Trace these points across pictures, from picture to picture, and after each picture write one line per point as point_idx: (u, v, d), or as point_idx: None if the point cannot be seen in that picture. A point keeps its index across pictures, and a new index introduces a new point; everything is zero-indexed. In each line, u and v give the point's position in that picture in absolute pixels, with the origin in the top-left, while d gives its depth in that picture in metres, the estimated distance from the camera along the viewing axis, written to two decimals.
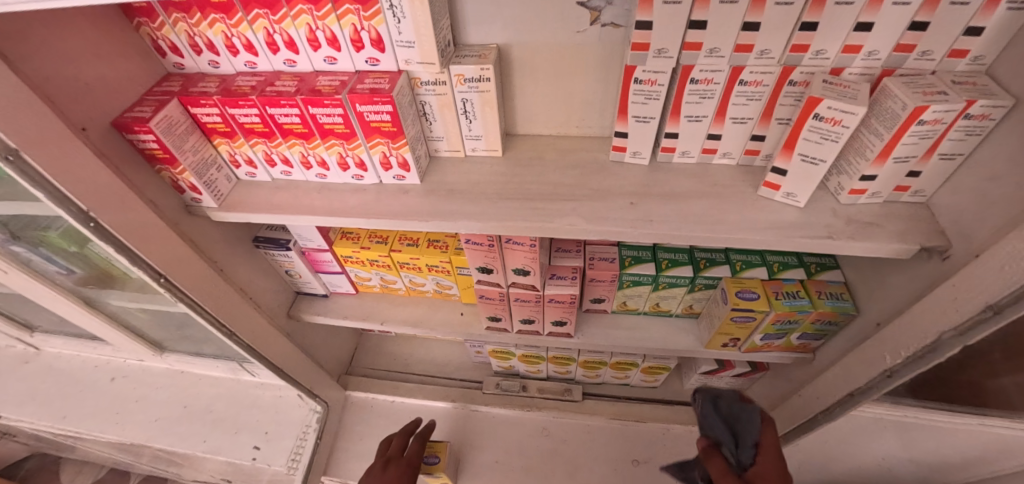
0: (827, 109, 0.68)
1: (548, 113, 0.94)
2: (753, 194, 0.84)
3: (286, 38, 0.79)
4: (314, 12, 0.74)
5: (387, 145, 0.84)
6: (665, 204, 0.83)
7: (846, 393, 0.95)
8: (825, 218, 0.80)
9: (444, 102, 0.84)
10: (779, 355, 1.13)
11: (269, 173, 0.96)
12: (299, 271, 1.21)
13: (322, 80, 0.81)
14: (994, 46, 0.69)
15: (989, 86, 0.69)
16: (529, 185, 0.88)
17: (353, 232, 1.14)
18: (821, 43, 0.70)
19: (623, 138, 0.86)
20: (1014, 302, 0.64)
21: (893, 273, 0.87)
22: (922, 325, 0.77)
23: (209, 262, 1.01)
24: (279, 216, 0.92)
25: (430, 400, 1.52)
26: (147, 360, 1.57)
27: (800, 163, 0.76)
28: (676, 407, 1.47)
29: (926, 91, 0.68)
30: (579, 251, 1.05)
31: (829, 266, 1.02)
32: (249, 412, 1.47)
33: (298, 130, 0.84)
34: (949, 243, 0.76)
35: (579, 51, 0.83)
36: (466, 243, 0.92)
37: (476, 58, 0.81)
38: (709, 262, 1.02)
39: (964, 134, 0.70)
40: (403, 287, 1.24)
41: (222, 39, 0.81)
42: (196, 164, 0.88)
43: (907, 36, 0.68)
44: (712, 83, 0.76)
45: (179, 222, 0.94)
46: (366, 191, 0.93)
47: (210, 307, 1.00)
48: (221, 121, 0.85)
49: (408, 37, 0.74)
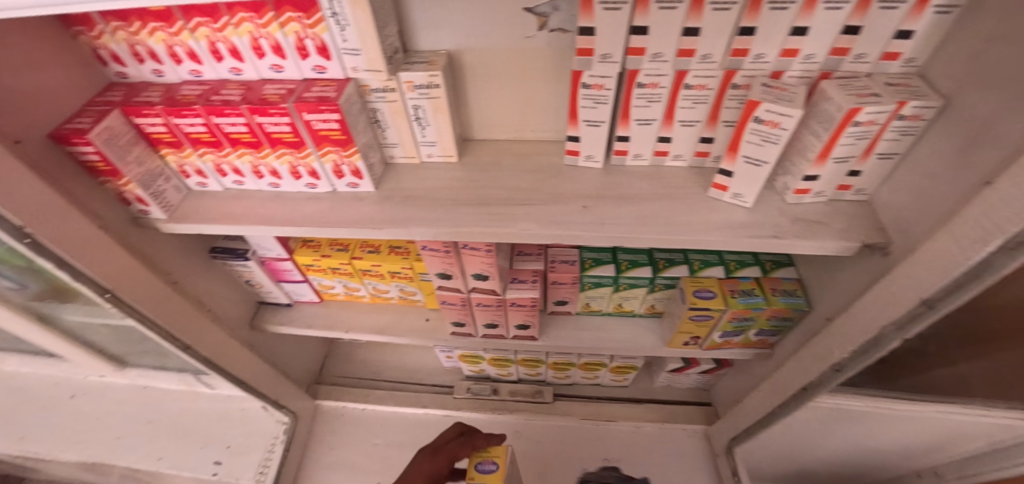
0: (766, 112, 0.69)
1: (503, 118, 0.94)
2: (703, 196, 0.85)
3: (230, 47, 0.77)
4: (255, 20, 0.72)
5: (338, 154, 0.83)
6: (618, 207, 0.84)
7: (801, 387, 0.98)
8: (773, 218, 0.82)
9: (395, 109, 0.83)
10: (740, 351, 1.15)
11: (221, 183, 0.93)
12: (260, 281, 1.19)
13: (268, 88, 0.80)
14: (924, 49, 0.71)
15: (920, 87, 0.72)
16: (483, 190, 0.88)
17: (314, 240, 1.13)
18: (760, 47, 0.71)
19: (576, 142, 0.86)
20: (946, 296, 0.66)
21: (840, 269, 0.90)
22: (866, 320, 0.79)
23: (162, 275, 0.99)
24: (231, 226, 0.90)
25: (401, 407, 1.51)
26: (108, 376, 1.52)
27: (745, 164, 0.77)
28: (646, 406, 1.48)
29: (860, 93, 0.70)
30: (540, 254, 1.06)
31: (784, 264, 1.04)
32: (215, 426, 1.44)
33: (246, 139, 0.83)
34: (889, 240, 0.78)
35: (529, 56, 0.84)
36: (423, 250, 0.92)
37: (425, 65, 0.80)
38: (668, 262, 1.03)
39: (898, 134, 0.73)
40: (367, 294, 1.23)
41: (164, 48, 0.79)
42: (142, 176, 0.86)
43: (841, 40, 0.70)
44: (659, 86, 0.76)
45: (127, 234, 0.91)
46: (320, 199, 0.92)
47: (162, 321, 0.99)
48: (166, 131, 0.83)
49: (353, 45, 0.73)
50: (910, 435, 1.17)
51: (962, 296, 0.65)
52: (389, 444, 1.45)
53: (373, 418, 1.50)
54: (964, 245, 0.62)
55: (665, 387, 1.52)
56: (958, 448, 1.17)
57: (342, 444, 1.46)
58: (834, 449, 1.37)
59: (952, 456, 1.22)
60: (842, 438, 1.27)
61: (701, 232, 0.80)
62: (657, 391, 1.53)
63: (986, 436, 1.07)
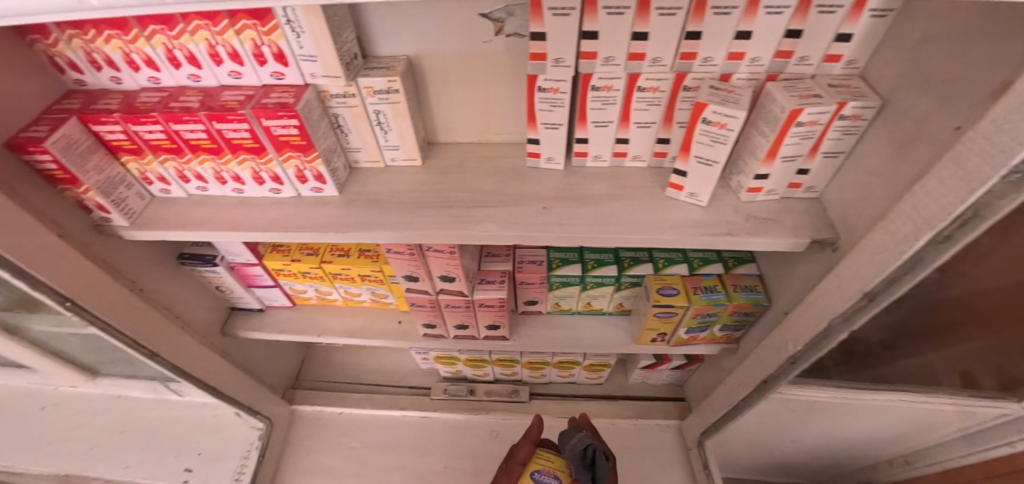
0: (713, 114, 0.72)
1: (466, 121, 0.96)
2: (661, 195, 0.88)
3: (187, 54, 0.77)
4: (211, 28, 0.73)
5: (300, 159, 0.84)
6: (577, 207, 0.85)
7: (761, 380, 1.01)
8: (726, 216, 0.85)
9: (356, 114, 0.84)
10: (706, 346, 1.18)
11: (184, 189, 0.93)
12: (230, 287, 1.19)
13: (227, 95, 0.80)
14: (864, 51, 0.74)
15: (861, 88, 0.74)
16: (447, 192, 0.89)
17: (283, 244, 1.12)
18: (707, 50, 0.73)
19: (536, 145, 0.88)
20: (885, 289, 0.69)
21: (796, 264, 0.92)
22: (817, 313, 0.82)
23: (127, 282, 0.99)
24: (194, 233, 0.90)
25: (378, 409, 1.51)
26: (80, 386, 1.50)
27: (698, 164, 0.80)
28: (621, 403, 1.50)
29: (803, 94, 0.73)
30: (508, 255, 1.07)
31: (746, 260, 1.06)
32: (190, 434, 1.43)
33: (207, 145, 0.83)
34: (838, 236, 0.81)
35: (488, 60, 0.85)
36: (388, 253, 0.94)
37: (384, 70, 0.81)
38: (633, 261, 1.05)
39: (841, 133, 0.75)
40: (339, 298, 1.24)
41: (121, 55, 0.78)
42: (102, 184, 0.85)
43: (784, 43, 0.72)
44: (613, 89, 0.78)
45: (88, 242, 0.90)
46: (285, 204, 0.92)
47: (126, 328, 0.98)
48: (125, 139, 0.83)
49: (310, 51, 0.74)
50: (874, 424, 1.20)
51: (899, 289, 0.68)
52: (367, 447, 1.46)
53: (350, 421, 1.51)
54: (899, 239, 0.64)
55: (639, 384, 1.55)
56: (917, 436, 1.21)
57: (319, 448, 1.46)
58: (802, 440, 1.41)
59: (912, 445, 1.26)
60: (810, 428, 1.30)
61: (657, 230, 0.82)
62: (632, 387, 1.55)
63: (941, 424, 1.11)
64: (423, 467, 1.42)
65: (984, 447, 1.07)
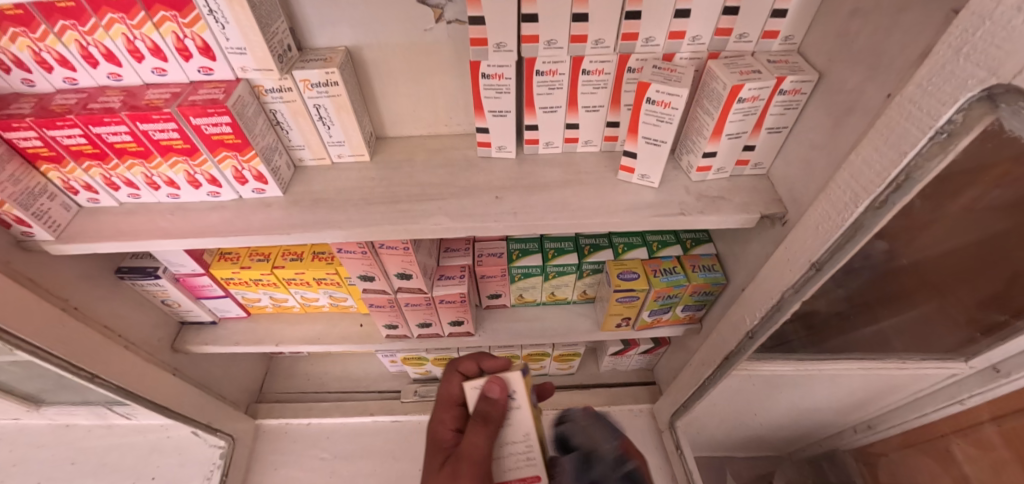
0: (657, 93, 0.72)
1: (414, 114, 0.93)
2: (613, 179, 0.87)
3: (104, 51, 0.72)
4: (127, 21, 0.68)
5: (236, 159, 0.79)
6: (529, 196, 0.84)
7: (724, 357, 1.02)
8: (678, 196, 0.85)
9: (295, 109, 0.81)
10: (671, 329, 1.19)
11: (114, 197, 0.87)
12: (177, 300, 1.12)
13: (151, 93, 0.75)
14: (800, 27, 0.75)
15: (798, 62, 0.75)
16: (396, 187, 0.87)
17: (232, 251, 1.06)
18: (648, 31, 0.73)
19: (486, 134, 0.86)
20: (831, 258, 0.70)
21: (749, 241, 0.94)
22: (769, 287, 0.83)
23: (57, 301, 0.91)
24: (127, 243, 0.84)
25: (347, 416, 1.47)
26: (22, 418, 1.39)
27: (646, 145, 0.80)
28: (592, 391, 1.51)
29: (743, 70, 0.73)
30: (468, 249, 1.06)
31: (703, 240, 1.08)
32: (149, 459, 1.36)
33: (133, 149, 0.78)
34: (786, 210, 0.82)
35: (431, 49, 0.83)
36: (339, 252, 0.91)
37: (322, 62, 0.78)
38: (593, 248, 1.06)
39: (783, 108, 0.77)
40: (296, 304, 1.19)
41: (30, 55, 0.72)
42: (19, 195, 0.77)
43: (723, 21, 0.73)
44: (557, 74, 0.77)
45: (9, 260, 0.83)
46: (224, 208, 0.88)
47: (59, 351, 0.91)
48: (42, 146, 0.76)
49: (237, 43, 0.70)
50: (837, 394, 1.24)
51: (844, 256, 0.69)
52: (336, 457, 1.41)
53: (318, 431, 1.46)
54: (840, 208, 0.66)
55: (610, 371, 1.56)
56: (872, 403, 1.25)
57: (286, 462, 1.41)
58: (768, 414, 1.44)
59: (868, 412, 1.31)
60: (778, 401, 1.34)
61: (610, 214, 0.82)
62: (602, 375, 1.56)
63: (900, 389, 1.15)
64: (397, 472, 1.38)
65: (930, 409, 1.12)
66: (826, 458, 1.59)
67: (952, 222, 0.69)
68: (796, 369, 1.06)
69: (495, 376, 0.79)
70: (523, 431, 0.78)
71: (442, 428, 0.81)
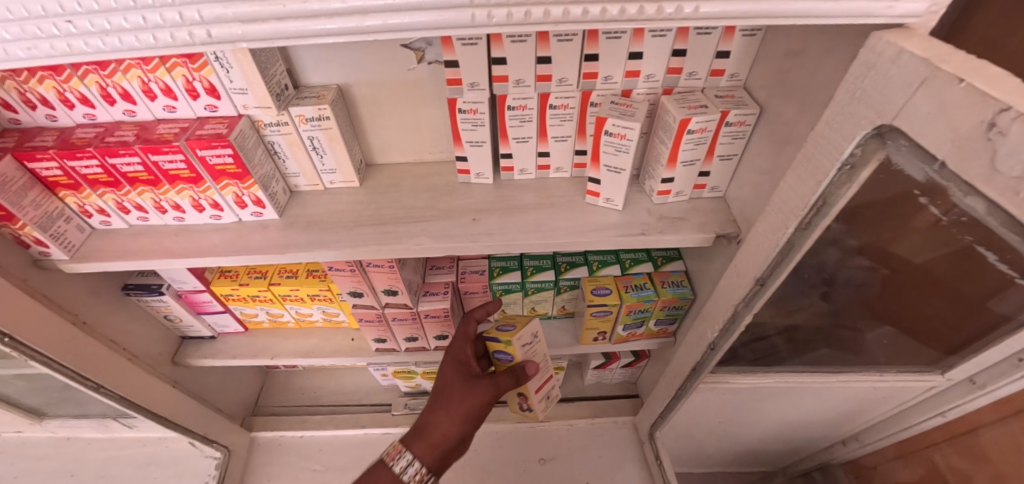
0: (613, 126, 0.80)
1: (400, 143, 1.02)
2: (582, 202, 0.95)
3: (121, 91, 0.80)
4: (143, 66, 0.77)
5: (237, 186, 0.88)
6: (504, 218, 0.92)
7: (691, 367, 1.09)
8: (641, 217, 0.93)
9: (291, 141, 0.89)
10: (646, 342, 1.25)
11: (125, 220, 0.95)
12: (179, 316, 1.19)
13: (162, 128, 0.84)
14: (743, 65, 0.84)
15: (742, 97, 0.84)
16: (384, 210, 0.95)
17: (231, 269, 1.14)
18: (606, 71, 0.82)
19: (465, 162, 0.94)
20: (771, 273, 0.78)
21: (711, 258, 1.01)
22: (724, 301, 0.90)
23: (69, 316, 0.99)
24: (135, 262, 0.92)
25: (340, 428, 1.52)
26: (26, 430, 1.46)
27: (608, 173, 0.87)
28: (577, 403, 1.56)
29: (691, 105, 0.82)
30: (452, 266, 1.14)
31: (673, 258, 1.15)
32: (146, 470, 1.41)
33: (144, 177, 0.86)
34: (739, 230, 0.90)
35: (414, 85, 0.92)
36: (330, 270, 0.99)
37: (315, 99, 0.87)
38: (569, 265, 1.13)
39: (731, 138, 0.85)
40: (291, 319, 1.26)
41: (55, 94, 0.80)
42: (39, 218, 0.85)
43: (673, 61, 0.81)
44: (527, 108, 0.86)
45: (27, 277, 0.90)
46: (226, 229, 0.96)
47: (69, 362, 0.98)
48: (62, 175, 0.84)
49: (240, 85, 0.79)
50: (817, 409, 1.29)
51: (782, 272, 0.76)
52: (329, 469, 1.46)
53: (312, 444, 1.51)
54: (775, 229, 0.73)
55: (594, 385, 1.61)
56: (852, 416, 1.30)
57: (279, 473, 1.45)
58: (755, 431, 1.48)
59: (853, 427, 1.36)
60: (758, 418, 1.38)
61: (578, 234, 0.90)
62: (587, 389, 1.61)
63: (870, 401, 1.20)
64: None
65: (910, 423, 1.18)
66: (817, 469, 1.63)
67: (893, 250, 0.76)
68: (781, 384, 1.13)
69: (519, 329, 1.01)
70: (543, 355, 1.08)
71: (450, 372, 1.00)
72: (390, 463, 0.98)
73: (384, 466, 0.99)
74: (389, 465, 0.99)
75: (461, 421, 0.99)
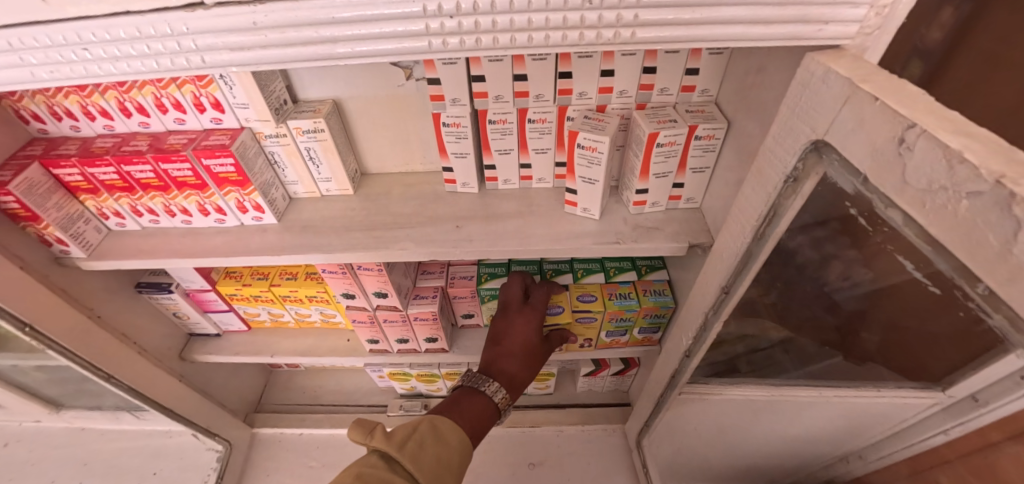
0: (585, 139, 0.85)
1: (392, 154, 1.08)
2: (561, 211, 1.00)
3: (137, 105, 0.88)
4: (156, 83, 0.85)
5: (239, 193, 0.95)
6: (486, 226, 0.97)
7: (671, 374, 1.12)
8: (617, 227, 0.97)
9: (290, 151, 0.96)
10: (632, 350, 1.28)
11: (138, 222, 1.03)
12: (186, 313, 1.27)
13: (172, 138, 0.91)
14: (713, 82, 0.88)
15: (712, 112, 0.88)
16: (374, 216, 1.01)
17: (236, 270, 1.21)
18: (580, 87, 0.87)
19: (451, 172, 1.00)
20: (734, 281, 0.81)
21: (689, 267, 1.04)
22: (696, 309, 0.93)
23: (84, 310, 1.07)
24: (144, 261, 0.99)
25: (337, 427, 1.58)
26: (45, 419, 1.55)
27: (583, 184, 0.92)
28: (568, 410, 1.59)
29: (661, 120, 0.86)
30: (443, 271, 1.20)
31: (658, 267, 1.18)
32: (153, 461, 1.48)
33: (155, 184, 0.93)
34: (711, 240, 0.93)
35: (405, 99, 0.98)
36: (323, 272, 1.05)
37: (311, 113, 0.94)
38: (555, 272, 1.17)
39: (702, 151, 0.88)
40: (292, 320, 1.32)
41: (79, 107, 0.89)
42: (61, 220, 0.93)
43: (644, 78, 0.86)
44: (507, 122, 0.91)
45: (48, 273, 0.98)
46: (228, 232, 1.03)
47: (83, 353, 1.06)
48: (83, 180, 0.92)
49: (242, 99, 0.86)
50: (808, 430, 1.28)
51: (743, 280, 0.80)
52: (325, 466, 1.51)
53: (310, 442, 1.57)
54: (736, 238, 0.76)
55: (588, 392, 1.64)
56: None
57: (278, 469, 1.51)
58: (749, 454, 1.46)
59: None
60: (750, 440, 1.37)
61: (555, 241, 0.94)
62: (579, 396, 1.64)
63: None
64: None
65: None
66: None
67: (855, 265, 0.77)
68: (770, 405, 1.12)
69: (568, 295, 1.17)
70: None
71: (536, 326, 1.07)
72: (488, 394, 0.98)
73: (474, 395, 0.97)
74: (479, 394, 0.98)
75: (530, 366, 1.09)
